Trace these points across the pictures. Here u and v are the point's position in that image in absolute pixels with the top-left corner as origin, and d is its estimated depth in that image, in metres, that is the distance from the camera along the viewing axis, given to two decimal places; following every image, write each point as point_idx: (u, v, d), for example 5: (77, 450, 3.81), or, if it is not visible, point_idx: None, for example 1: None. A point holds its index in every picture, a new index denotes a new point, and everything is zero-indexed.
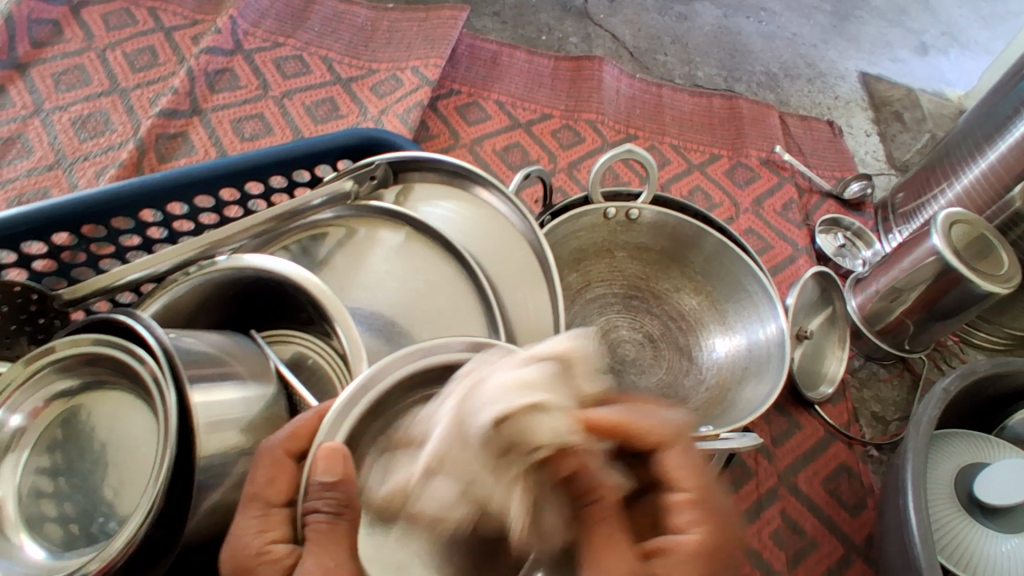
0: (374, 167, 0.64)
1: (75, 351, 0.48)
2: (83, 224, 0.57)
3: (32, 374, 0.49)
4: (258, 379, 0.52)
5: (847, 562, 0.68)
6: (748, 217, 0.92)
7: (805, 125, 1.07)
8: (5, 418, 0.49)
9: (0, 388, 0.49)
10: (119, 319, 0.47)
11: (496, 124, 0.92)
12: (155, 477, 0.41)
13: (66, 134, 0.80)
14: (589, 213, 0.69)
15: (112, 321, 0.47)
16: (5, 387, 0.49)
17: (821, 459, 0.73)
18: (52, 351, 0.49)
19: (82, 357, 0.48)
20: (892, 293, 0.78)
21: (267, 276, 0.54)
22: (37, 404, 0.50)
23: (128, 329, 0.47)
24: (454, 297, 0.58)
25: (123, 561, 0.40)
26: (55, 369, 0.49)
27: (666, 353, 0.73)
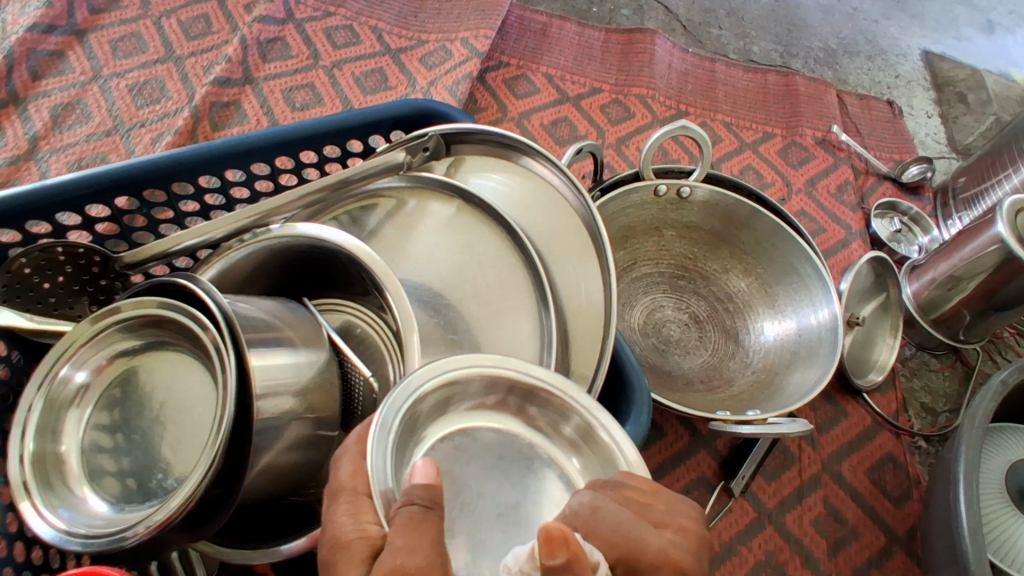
0: (426, 139, 0.64)
1: (139, 312, 0.49)
2: (144, 188, 0.59)
3: (98, 333, 0.51)
4: (310, 346, 0.53)
5: (889, 552, 0.67)
6: (801, 198, 0.89)
7: (863, 104, 1.03)
8: (70, 374, 0.51)
9: (66, 345, 0.51)
10: (183, 283, 0.48)
11: (544, 97, 0.91)
12: (216, 436, 0.43)
13: (123, 100, 0.82)
14: (640, 190, 0.68)
15: (174, 285, 0.48)
16: (70, 345, 0.51)
17: (866, 449, 0.72)
18: (116, 312, 0.50)
19: (145, 318, 0.50)
20: (950, 282, 0.76)
21: (322, 246, 0.55)
22: (101, 361, 0.52)
23: (190, 294, 0.48)
24: (503, 272, 0.58)
25: (183, 516, 0.42)
26: (120, 329, 0.51)
27: (712, 335, 0.72)
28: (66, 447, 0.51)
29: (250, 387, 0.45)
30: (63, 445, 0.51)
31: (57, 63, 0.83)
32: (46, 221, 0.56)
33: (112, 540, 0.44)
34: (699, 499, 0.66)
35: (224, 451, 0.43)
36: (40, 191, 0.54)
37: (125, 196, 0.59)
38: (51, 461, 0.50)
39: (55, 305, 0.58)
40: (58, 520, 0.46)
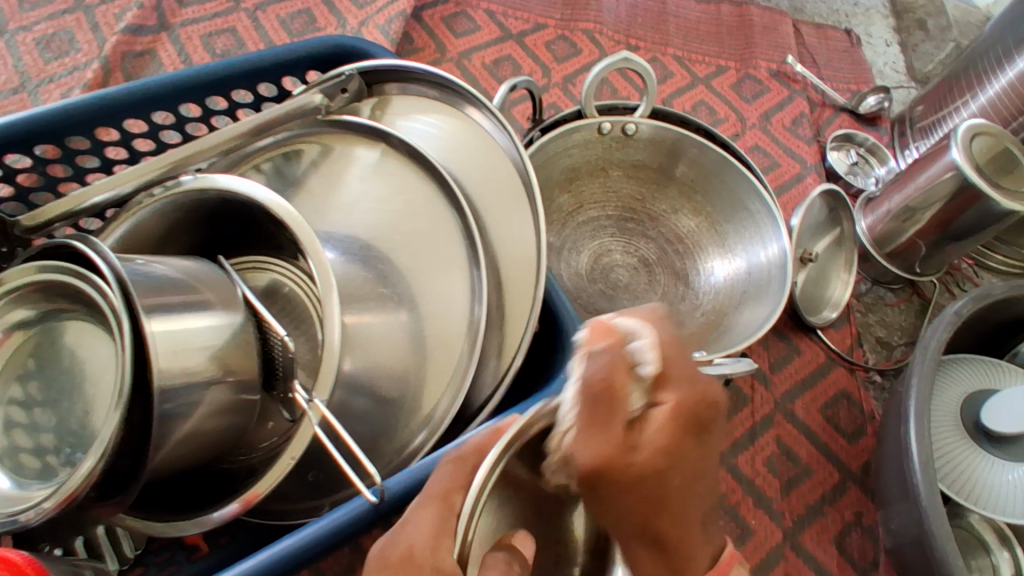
0: (345, 78, 0.59)
1: (27, 279, 0.45)
2: (37, 143, 0.54)
3: None
4: (228, 307, 0.49)
5: (843, 488, 0.66)
6: (756, 133, 0.86)
7: (821, 34, 1.00)
8: None
9: None
10: (69, 244, 0.44)
11: (485, 35, 0.86)
12: (115, 404, 0.40)
13: (29, 55, 0.75)
14: (582, 129, 0.64)
15: (66, 249, 0.44)
16: None
17: (820, 385, 0.71)
18: (4, 281, 0.46)
19: (36, 285, 0.46)
20: (905, 213, 0.74)
21: (232, 199, 0.51)
22: None
23: (83, 256, 0.44)
24: (432, 219, 0.54)
25: (87, 489, 0.39)
26: (14, 298, 0.47)
27: (662, 277, 0.70)
28: None
29: (148, 348, 0.41)
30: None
31: None
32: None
33: (13, 520, 0.41)
34: None
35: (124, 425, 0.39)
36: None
37: (18, 154, 0.54)
38: None
39: None
40: None
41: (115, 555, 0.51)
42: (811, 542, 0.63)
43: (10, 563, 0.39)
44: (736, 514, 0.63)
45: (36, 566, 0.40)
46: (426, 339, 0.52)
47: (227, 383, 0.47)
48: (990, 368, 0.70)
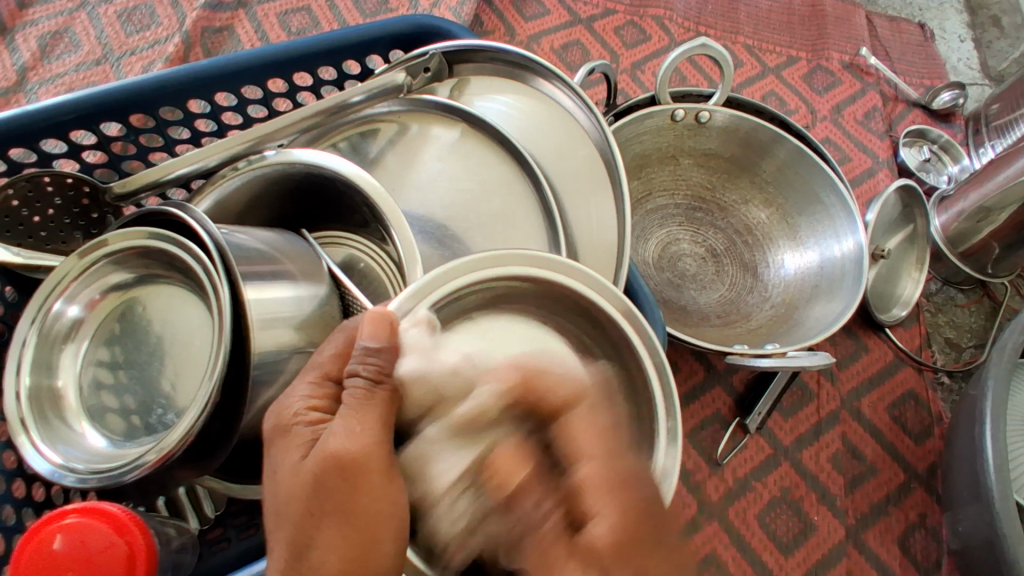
0: (427, 58, 0.59)
1: (131, 243, 0.45)
2: (132, 112, 0.55)
3: (88, 266, 0.46)
4: (310, 278, 0.49)
5: (907, 489, 0.64)
6: (826, 126, 0.85)
7: (894, 26, 0.97)
8: (62, 309, 0.46)
9: (55, 279, 0.46)
10: (166, 211, 0.44)
11: (554, 19, 0.85)
12: (213, 368, 0.40)
13: (112, 28, 0.76)
14: (656, 115, 0.63)
15: (165, 214, 0.44)
16: (59, 278, 0.46)
17: (888, 384, 0.68)
18: (104, 244, 0.46)
19: (137, 249, 0.45)
20: (981, 212, 0.71)
21: (318, 173, 0.51)
22: (94, 295, 0.47)
23: (182, 223, 0.44)
24: (510, 201, 0.55)
25: (182, 450, 0.40)
26: (111, 262, 0.46)
27: (730, 268, 0.69)
28: (63, 383, 0.47)
29: (246, 317, 0.42)
30: (60, 379, 0.47)
31: None
32: (29, 149, 0.52)
33: (112, 476, 0.41)
34: (714, 436, 0.63)
35: (221, 388, 0.40)
36: (20, 117, 0.50)
37: (112, 122, 0.54)
38: (48, 396, 0.46)
39: (46, 240, 0.52)
40: (55, 456, 0.43)
41: (196, 515, 0.52)
42: (874, 541, 0.61)
43: (108, 515, 0.37)
44: (799, 509, 0.61)
45: (135, 518, 0.38)
46: None
47: (308, 353, 0.47)
48: None
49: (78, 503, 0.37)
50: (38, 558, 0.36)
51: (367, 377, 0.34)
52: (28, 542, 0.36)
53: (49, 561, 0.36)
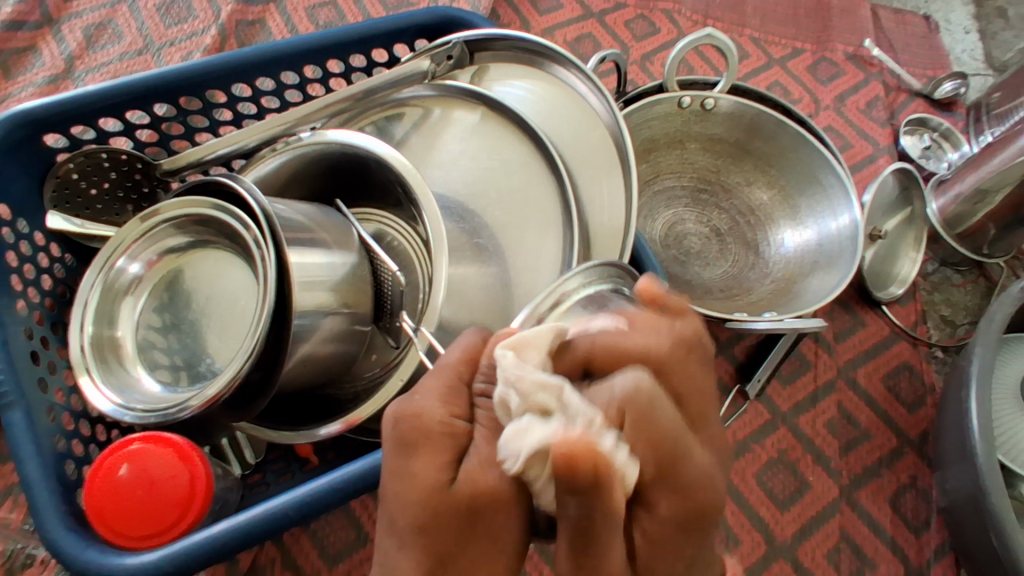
0: (450, 46, 0.62)
1: (188, 210, 0.48)
2: (181, 95, 0.58)
3: (150, 230, 0.50)
4: (342, 248, 0.53)
5: (900, 454, 0.67)
6: (829, 114, 0.88)
7: (899, 19, 1.00)
8: (124, 266, 0.50)
9: (118, 239, 0.50)
10: (220, 182, 0.48)
11: (567, 13, 0.90)
12: (258, 326, 0.44)
13: (152, 20, 0.78)
14: (663, 102, 0.68)
15: (219, 186, 0.48)
16: (123, 239, 0.50)
17: (882, 357, 0.72)
18: (164, 211, 0.49)
19: (194, 217, 0.48)
20: (977, 195, 0.74)
21: (354, 153, 0.56)
22: (152, 256, 0.51)
23: (232, 195, 0.48)
24: (527, 179, 0.59)
25: (230, 394, 0.44)
26: (170, 227, 0.50)
27: (733, 246, 0.72)
28: (123, 333, 0.50)
29: (289, 281, 0.46)
30: (120, 330, 0.50)
31: None
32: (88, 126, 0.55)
33: (163, 415, 0.45)
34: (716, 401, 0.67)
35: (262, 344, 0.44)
36: (82, 96, 0.53)
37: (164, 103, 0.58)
38: (109, 343, 0.49)
39: (102, 212, 0.55)
40: (116, 397, 0.46)
41: (239, 461, 0.54)
42: (867, 501, 0.65)
43: (168, 442, 0.40)
44: (795, 469, 0.65)
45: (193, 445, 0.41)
46: (515, 284, 0.56)
47: (344, 313, 0.51)
48: None
49: (141, 433, 0.41)
50: (106, 486, 0.39)
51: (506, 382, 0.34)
52: (94, 476, 0.39)
53: (116, 487, 0.39)
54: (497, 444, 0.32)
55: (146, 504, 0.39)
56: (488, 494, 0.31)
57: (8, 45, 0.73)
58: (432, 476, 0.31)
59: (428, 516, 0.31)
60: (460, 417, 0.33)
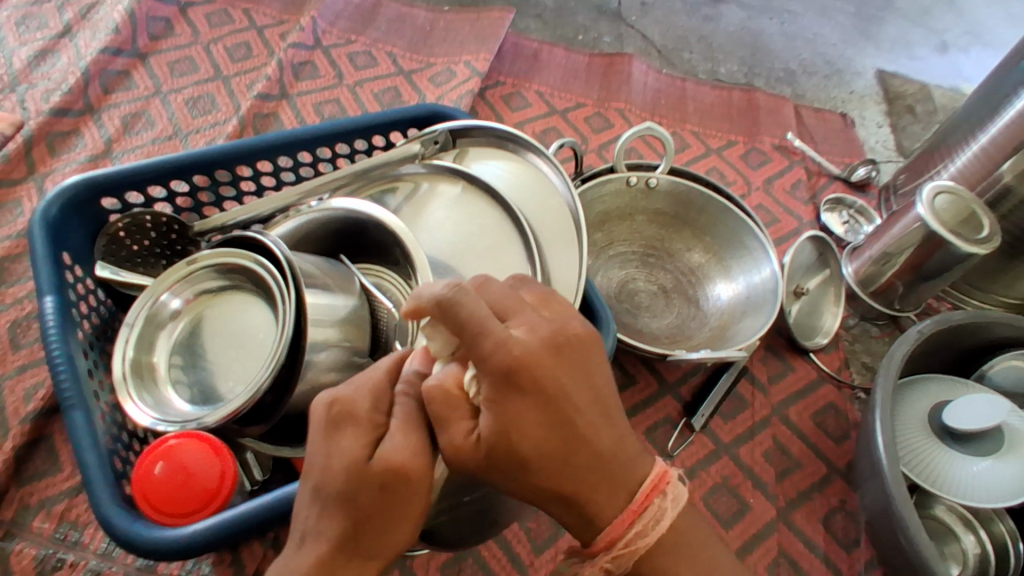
0: (436, 133, 0.76)
1: (228, 257, 0.59)
2: (214, 169, 0.69)
3: (193, 272, 0.60)
4: (342, 292, 0.61)
5: (829, 480, 0.77)
6: (760, 194, 1.03)
7: (819, 116, 1.18)
8: (167, 300, 0.60)
9: (166, 276, 0.60)
10: (254, 238, 0.58)
11: (535, 110, 1.04)
12: (274, 355, 0.54)
13: (180, 111, 0.90)
14: (613, 181, 0.82)
15: (252, 241, 0.59)
16: (169, 276, 0.60)
17: (810, 397, 0.82)
18: (208, 257, 0.59)
19: (231, 264, 0.59)
20: (883, 257, 0.88)
21: (356, 217, 0.67)
22: (191, 294, 0.60)
23: (261, 248, 0.58)
24: (501, 239, 0.70)
25: (247, 409, 0.53)
26: (210, 270, 0.60)
27: (678, 301, 0.84)
28: (157, 359, 0.59)
29: (305, 317, 0.55)
30: (156, 356, 0.59)
31: (123, 81, 0.92)
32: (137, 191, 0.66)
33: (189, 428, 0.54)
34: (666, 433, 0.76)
35: (278, 370, 0.54)
36: (136, 168, 0.64)
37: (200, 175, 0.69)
38: (145, 367, 0.58)
39: (140, 264, 0.67)
40: (150, 415, 0.55)
41: (247, 477, 0.62)
42: (800, 521, 0.73)
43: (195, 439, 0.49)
44: (736, 493, 0.74)
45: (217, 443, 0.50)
46: None
47: (343, 347, 0.59)
48: (955, 384, 0.79)
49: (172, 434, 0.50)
50: (147, 482, 0.48)
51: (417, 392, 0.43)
52: (137, 478, 0.49)
53: (156, 481, 0.48)
54: (409, 428, 0.41)
55: (181, 493, 0.48)
56: (399, 463, 0.40)
57: (54, 129, 0.85)
58: (354, 453, 0.40)
59: (353, 484, 0.39)
60: (381, 415, 0.42)
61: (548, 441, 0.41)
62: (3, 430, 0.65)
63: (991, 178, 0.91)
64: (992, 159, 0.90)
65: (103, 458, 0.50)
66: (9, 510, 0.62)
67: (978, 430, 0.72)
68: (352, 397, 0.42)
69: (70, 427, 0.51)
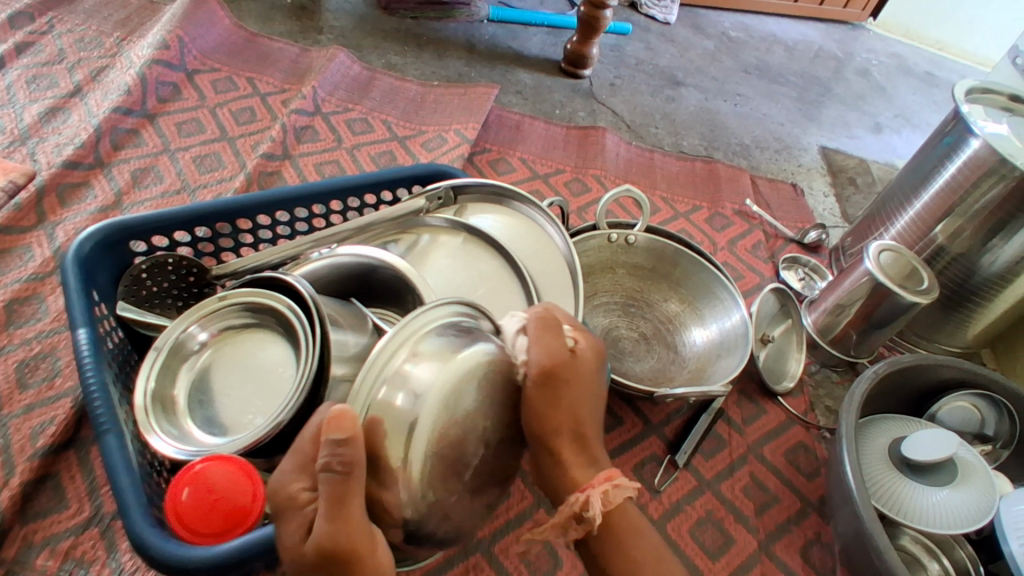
0: (439, 190, 0.82)
1: (257, 297, 0.63)
2: (234, 217, 0.75)
3: (222, 308, 0.64)
4: (354, 331, 0.64)
5: (804, 513, 0.82)
6: (725, 253, 1.12)
7: (773, 186, 1.30)
8: (195, 333, 0.63)
9: (196, 310, 0.63)
10: (282, 279, 0.63)
11: (519, 174, 1.13)
12: (298, 387, 0.56)
13: (188, 168, 0.96)
14: (596, 237, 0.90)
15: (281, 282, 0.63)
16: (199, 310, 0.63)
17: (782, 436, 0.89)
18: (240, 295, 0.64)
19: (258, 302, 0.63)
20: (838, 308, 0.97)
21: (364, 262, 0.71)
22: (217, 329, 0.64)
23: (289, 288, 0.62)
24: (500, 284, 0.76)
25: (270, 439, 0.54)
26: (239, 307, 0.64)
27: (658, 347, 0.91)
28: (178, 391, 0.61)
29: (328, 351, 0.58)
30: (177, 388, 0.61)
31: (132, 138, 0.97)
32: (164, 236, 0.71)
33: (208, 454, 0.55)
34: (653, 470, 0.81)
35: (301, 402, 0.55)
36: (166, 214, 0.69)
37: (222, 222, 0.74)
38: (166, 398, 0.60)
39: (157, 305, 0.70)
40: (171, 443, 0.57)
41: None
42: (781, 552, 0.78)
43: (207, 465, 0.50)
44: (721, 526, 0.78)
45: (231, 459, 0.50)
46: None
47: (355, 382, 0.60)
48: (908, 422, 0.87)
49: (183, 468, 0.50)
50: (183, 511, 0.50)
51: (337, 468, 0.41)
52: (172, 510, 0.50)
53: (191, 508, 0.50)
54: (335, 510, 0.41)
55: (220, 507, 0.51)
56: (344, 546, 0.41)
57: (66, 180, 0.88)
58: (293, 539, 0.43)
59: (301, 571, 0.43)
60: (303, 491, 0.44)
61: (585, 408, 0.53)
62: (9, 468, 0.65)
63: (926, 239, 1.03)
64: (925, 222, 1.02)
65: (135, 478, 0.55)
66: (10, 549, 0.62)
67: (933, 460, 0.79)
68: (278, 486, 0.44)
69: (104, 448, 0.56)
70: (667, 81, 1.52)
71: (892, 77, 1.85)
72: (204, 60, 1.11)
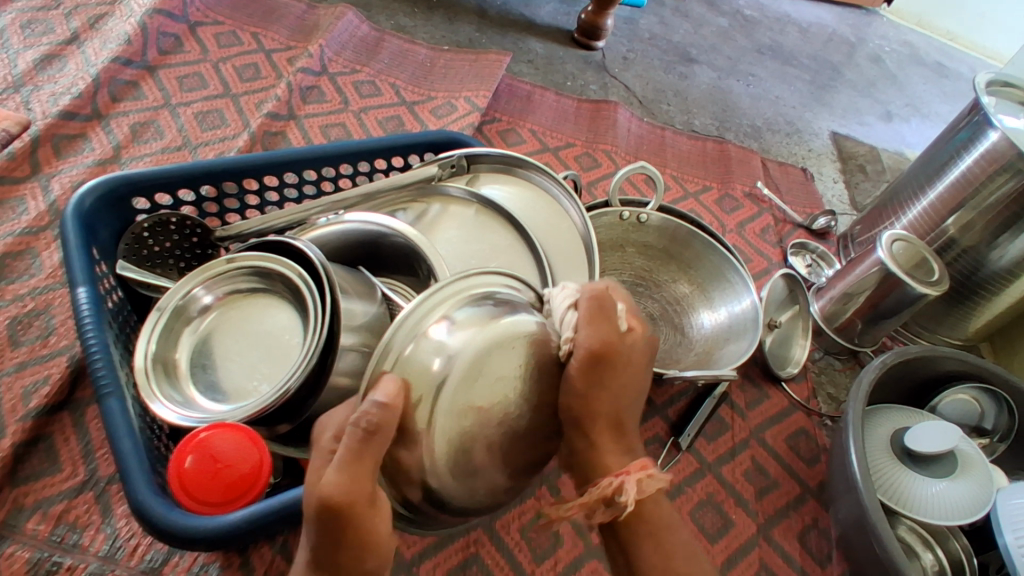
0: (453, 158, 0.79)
1: (264, 262, 0.61)
2: (242, 177, 0.72)
3: (229, 270, 0.62)
4: (363, 298, 0.62)
5: (803, 499, 0.82)
6: (733, 236, 1.11)
7: (783, 169, 1.28)
8: (200, 295, 0.61)
9: (203, 271, 0.61)
10: (291, 244, 0.60)
11: (529, 146, 1.10)
12: (305, 356, 0.54)
13: (190, 124, 0.92)
14: (608, 214, 0.88)
15: (290, 247, 0.61)
16: (206, 271, 0.62)
17: (784, 422, 0.89)
18: (247, 258, 0.61)
19: (265, 268, 0.61)
20: (845, 297, 0.96)
21: (372, 229, 0.68)
22: (223, 292, 0.62)
23: (298, 254, 0.60)
24: (512, 256, 0.73)
25: (276, 407, 0.52)
26: (245, 270, 0.62)
27: (665, 327, 0.90)
28: (179, 355, 0.60)
29: (337, 321, 0.56)
30: (179, 352, 0.60)
31: (132, 90, 0.93)
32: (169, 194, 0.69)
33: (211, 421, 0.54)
34: (655, 451, 0.81)
35: (309, 372, 0.54)
36: (172, 170, 0.67)
37: (229, 182, 0.72)
38: (167, 361, 0.58)
39: (160, 265, 0.68)
40: (172, 409, 0.55)
41: None
42: (779, 536, 0.78)
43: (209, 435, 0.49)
44: (721, 509, 0.78)
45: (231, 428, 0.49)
46: None
47: (361, 352, 0.58)
48: (911, 413, 0.87)
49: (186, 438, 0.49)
50: (189, 480, 0.50)
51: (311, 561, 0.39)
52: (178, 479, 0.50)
53: (197, 476, 0.50)
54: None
55: (228, 475, 0.50)
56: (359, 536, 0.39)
57: (61, 131, 0.85)
58: None
59: None
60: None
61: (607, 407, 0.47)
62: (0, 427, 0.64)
63: (938, 231, 1.01)
64: (938, 212, 1.01)
65: (137, 443, 0.54)
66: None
67: (936, 451, 0.79)
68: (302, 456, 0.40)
69: (106, 412, 0.54)
70: (679, 57, 1.49)
71: (904, 64, 1.82)
72: (207, 13, 1.08)
